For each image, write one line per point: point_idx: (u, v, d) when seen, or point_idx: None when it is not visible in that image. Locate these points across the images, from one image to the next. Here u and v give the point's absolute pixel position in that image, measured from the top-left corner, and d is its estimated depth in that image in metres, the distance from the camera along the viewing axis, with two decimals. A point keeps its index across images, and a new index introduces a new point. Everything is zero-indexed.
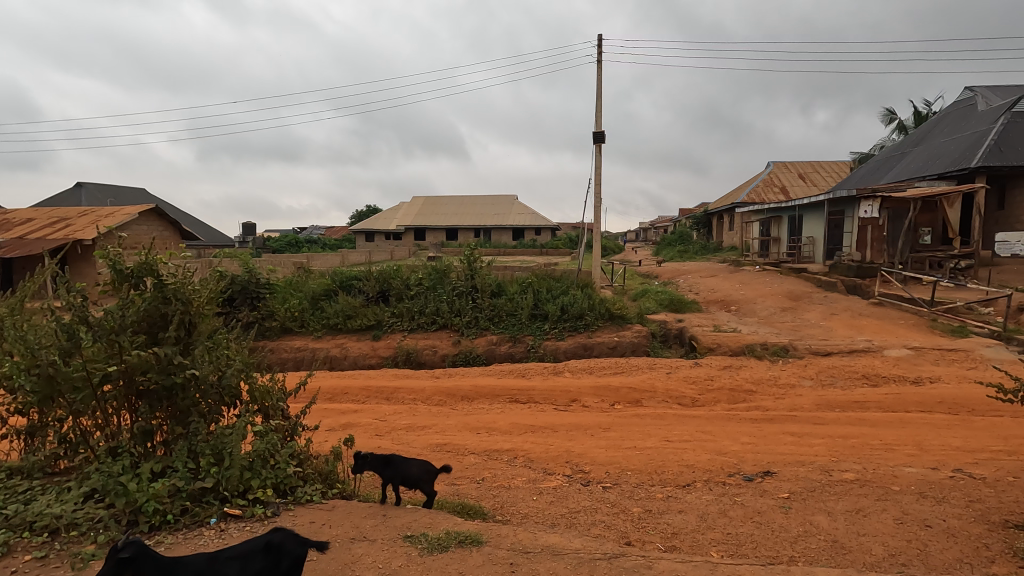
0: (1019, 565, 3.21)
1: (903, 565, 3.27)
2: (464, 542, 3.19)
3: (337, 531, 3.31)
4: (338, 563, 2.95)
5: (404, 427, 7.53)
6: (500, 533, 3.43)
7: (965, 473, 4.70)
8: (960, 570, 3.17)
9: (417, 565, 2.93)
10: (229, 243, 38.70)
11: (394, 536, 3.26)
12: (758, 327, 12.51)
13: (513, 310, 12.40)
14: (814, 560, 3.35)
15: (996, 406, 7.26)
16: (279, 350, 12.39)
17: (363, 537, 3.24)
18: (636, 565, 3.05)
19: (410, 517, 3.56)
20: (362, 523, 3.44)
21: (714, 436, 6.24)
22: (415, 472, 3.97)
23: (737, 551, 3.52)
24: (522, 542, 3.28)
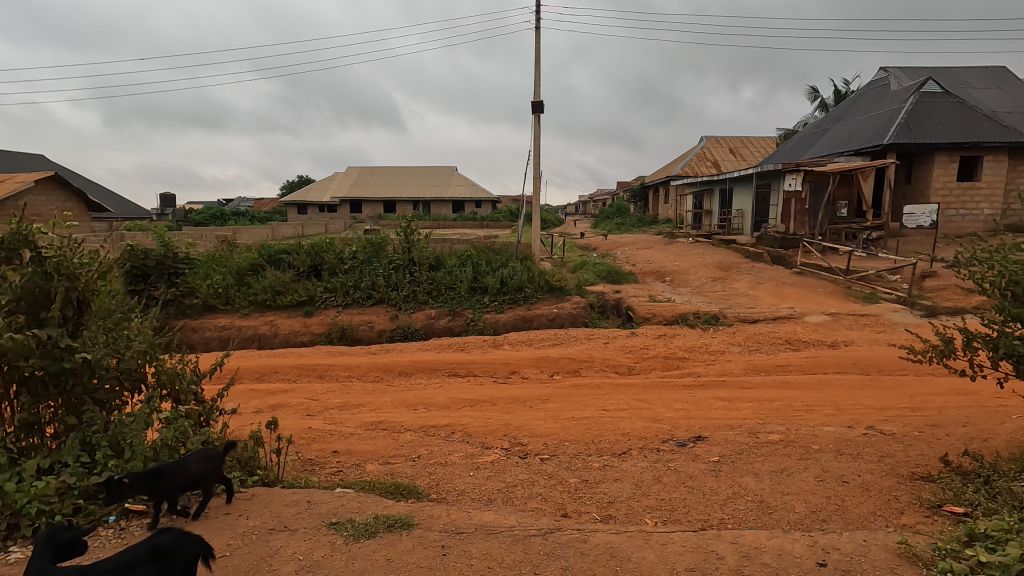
0: (926, 514, 3.42)
1: (823, 521, 3.40)
2: (393, 526, 3.03)
3: (253, 523, 3.06)
4: (252, 558, 2.72)
5: (338, 406, 7.23)
6: (433, 514, 3.30)
7: (876, 430, 4.99)
8: (874, 522, 3.34)
9: (341, 555, 2.75)
10: (146, 215, 36.00)
11: (317, 524, 3.04)
12: (691, 296, 12.91)
13: (452, 283, 12.14)
14: (743, 521, 3.44)
15: (902, 366, 7.82)
16: (202, 329, 11.65)
17: (282, 527, 3.01)
18: (570, 539, 2.99)
19: (336, 502, 3.35)
20: (283, 512, 3.19)
21: (649, 404, 6.36)
22: (195, 470, 3.06)
23: (669, 516, 3.57)
24: (455, 522, 3.16)
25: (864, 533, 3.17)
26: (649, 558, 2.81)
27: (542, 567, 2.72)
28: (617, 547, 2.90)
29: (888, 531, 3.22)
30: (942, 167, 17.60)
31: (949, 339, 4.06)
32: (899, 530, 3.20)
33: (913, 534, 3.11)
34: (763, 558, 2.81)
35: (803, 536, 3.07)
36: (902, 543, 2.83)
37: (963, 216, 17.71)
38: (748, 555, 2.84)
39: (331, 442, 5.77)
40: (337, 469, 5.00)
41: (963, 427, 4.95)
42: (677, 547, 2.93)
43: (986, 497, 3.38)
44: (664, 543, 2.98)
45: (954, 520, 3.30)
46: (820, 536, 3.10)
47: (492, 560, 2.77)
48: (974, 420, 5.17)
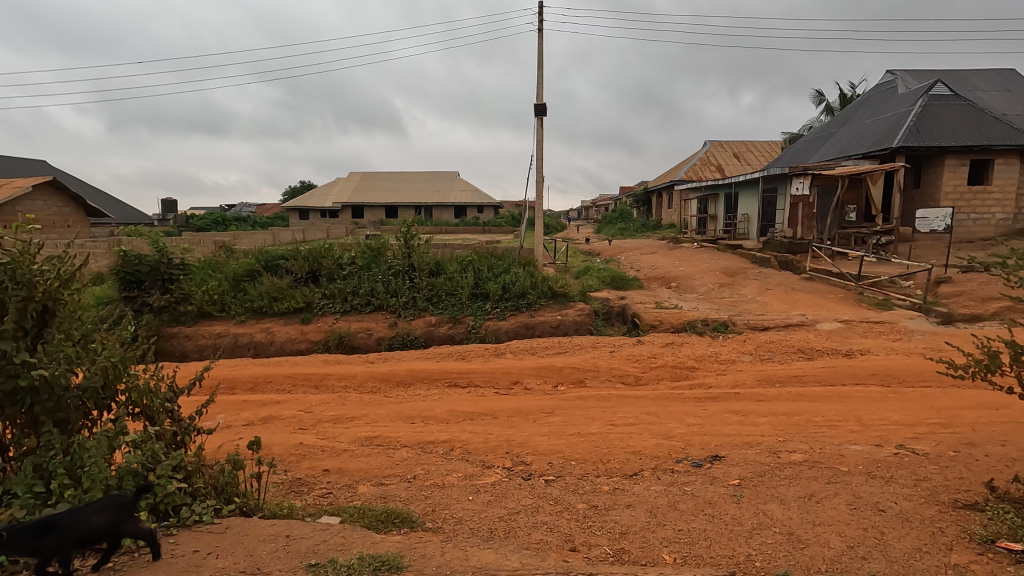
0: (977, 552, 3.06)
1: (862, 559, 3.05)
2: (380, 569, 2.69)
3: (222, 565, 2.71)
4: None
5: (331, 419, 6.88)
6: (425, 553, 2.95)
7: (908, 449, 4.63)
8: (920, 563, 2.98)
9: None
10: (147, 220, 35.83)
11: (294, 566, 2.71)
12: (698, 303, 12.55)
13: (453, 290, 11.80)
14: (773, 560, 3.08)
15: (923, 376, 7.45)
16: (196, 337, 11.33)
17: (255, 570, 2.67)
18: None
19: (318, 538, 3.01)
20: (257, 549, 2.87)
21: (660, 418, 6.00)
22: (98, 522, 2.58)
23: (691, 553, 3.20)
24: (450, 563, 2.82)
25: None
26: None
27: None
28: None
29: None
30: (952, 171, 17.25)
31: (994, 354, 3.69)
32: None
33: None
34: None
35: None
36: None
37: (974, 221, 17.34)
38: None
39: (322, 459, 5.42)
40: (327, 490, 4.65)
41: (1001, 447, 4.59)
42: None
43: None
44: None
45: (1012, 563, 2.94)
46: None
47: None
48: (1010, 438, 4.81)
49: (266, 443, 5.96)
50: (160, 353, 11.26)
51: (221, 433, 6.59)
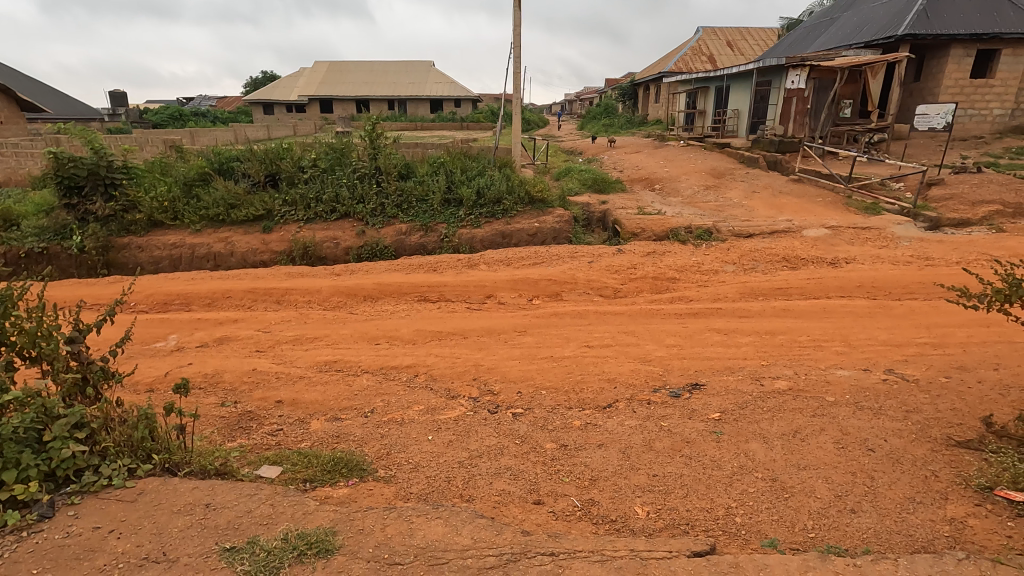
0: (973, 502, 3.08)
1: (851, 512, 3.05)
2: (305, 556, 2.48)
3: (122, 548, 2.50)
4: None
5: (290, 340, 6.42)
6: (373, 528, 2.70)
7: (897, 375, 4.62)
8: (911, 512, 3.02)
9: None
10: (94, 116, 32.86)
11: (206, 550, 2.51)
12: (682, 208, 11.91)
13: (424, 195, 10.85)
14: (755, 516, 3.04)
15: (910, 288, 7.17)
16: (150, 248, 10.24)
17: (158, 556, 2.47)
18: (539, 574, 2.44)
19: (241, 508, 2.78)
20: (166, 525, 2.65)
21: (638, 339, 5.69)
22: None
23: (674, 523, 3.00)
24: (390, 542, 2.60)
25: (897, 539, 2.83)
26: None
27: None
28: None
29: (927, 529, 2.89)
30: (956, 63, 16.06)
31: (1019, 282, 3.56)
32: (974, 558, 2.56)
33: (993, 567, 2.47)
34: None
35: (846, 568, 2.50)
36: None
37: (970, 117, 16.47)
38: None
39: (275, 388, 5.00)
40: (277, 426, 4.28)
41: (994, 371, 4.63)
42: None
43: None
44: None
45: (1012, 515, 2.94)
46: (837, 548, 2.74)
47: None
48: (1003, 362, 4.83)
49: (216, 371, 5.47)
50: (112, 265, 10.19)
51: (170, 358, 6.11)
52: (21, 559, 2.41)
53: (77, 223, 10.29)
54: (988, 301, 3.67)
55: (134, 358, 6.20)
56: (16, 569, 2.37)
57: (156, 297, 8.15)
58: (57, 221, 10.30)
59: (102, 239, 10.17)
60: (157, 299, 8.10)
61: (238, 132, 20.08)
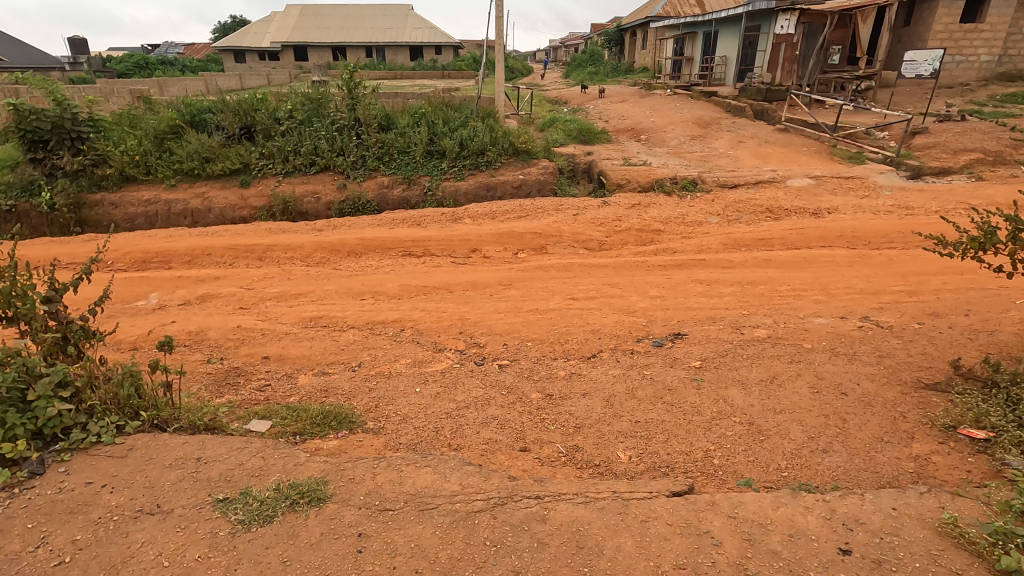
0: (939, 440, 3.24)
1: (823, 452, 3.19)
2: (298, 505, 2.55)
3: (115, 502, 2.55)
4: (96, 569, 2.24)
5: (274, 297, 6.37)
6: (363, 475, 2.79)
7: (872, 322, 4.75)
8: (880, 451, 3.17)
9: (223, 555, 2.30)
10: (54, 64, 31.08)
11: (199, 501, 2.56)
12: (668, 159, 11.80)
13: (406, 147, 10.58)
14: (731, 457, 3.17)
15: (889, 237, 7.27)
16: (124, 204, 9.94)
17: (153, 509, 2.52)
18: (525, 517, 2.54)
19: (232, 461, 2.83)
20: (158, 478, 2.69)
21: (622, 291, 5.74)
22: None
23: (655, 466, 3.12)
24: (381, 490, 2.68)
25: (864, 476, 2.98)
26: (625, 549, 2.36)
27: (487, 571, 2.26)
28: (584, 530, 2.46)
29: (894, 466, 3.05)
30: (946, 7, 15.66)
31: (994, 230, 3.62)
32: (934, 491, 2.72)
33: (952, 499, 2.63)
34: (771, 545, 2.38)
35: (815, 502, 2.64)
36: (947, 521, 2.42)
37: (958, 63, 16.30)
38: (752, 540, 2.40)
39: (261, 344, 5.00)
40: (265, 382, 4.31)
41: (965, 317, 4.77)
42: (661, 527, 2.48)
43: (1008, 420, 3.20)
44: (646, 520, 2.52)
45: (972, 452, 3.12)
46: (808, 485, 2.88)
47: (423, 558, 2.31)
48: (974, 308, 4.97)
49: (200, 328, 5.44)
50: (86, 223, 9.90)
51: (152, 316, 6.04)
52: (15, 514, 2.45)
53: (45, 179, 9.91)
54: (962, 249, 3.76)
55: (115, 317, 6.12)
56: (10, 523, 2.41)
57: (134, 256, 7.98)
58: (24, 176, 9.91)
59: (73, 195, 9.84)
60: (135, 257, 7.93)
61: (209, 82, 19.22)
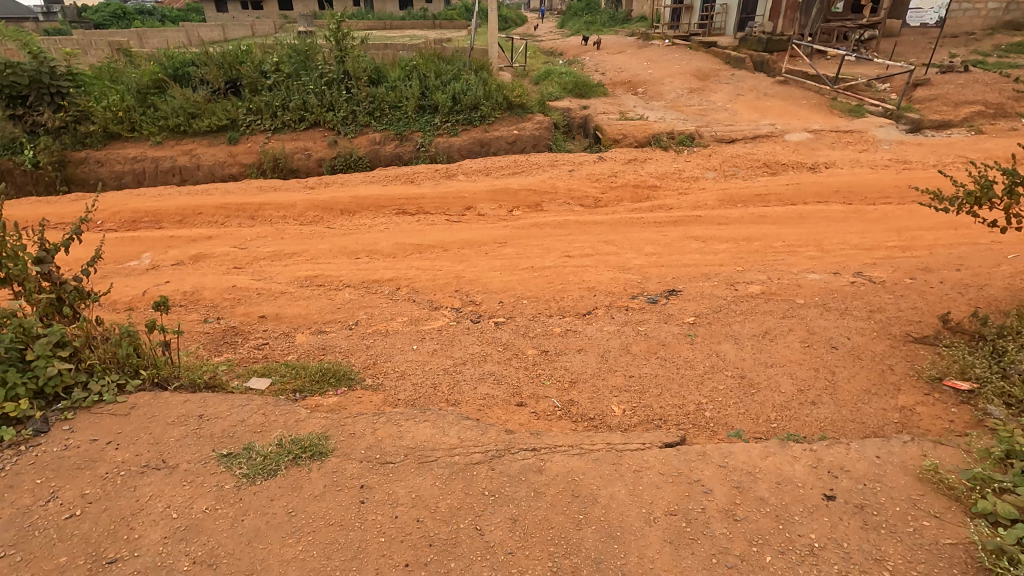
0: (924, 392, 3.33)
1: (813, 404, 3.28)
2: (300, 458, 2.62)
3: (121, 457, 2.60)
4: (107, 522, 2.31)
5: (268, 256, 6.33)
6: (363, 430, 2.85)
7: (865, 277, 4.79)
8: (867, 403, 3.26)
9: (230, 508, 2.37)
10: (26, 14, 29.72)
11: (204, 456, 2.62)
12: (665, 113, 11.57)
13: (397, 101, 10.29)
14: (723, 410, 3.26)
15: (885, 193, 7.25)
16: (110, 162, 9.73)
17: (159, 464, 2.58)
18: (523, 468, 2.62)
19: (235, 418, 2.88)
20: (163, 435, 2.74)
21: (618, 248, 5.73)
22: None
23: (649, 419, 3.21)
24: (381, 444, 2.74)
25: (851, 428, 3.07)
26: (619, 497, 2.45)
27: (486, 519, 2.35)
28: (579, 480, 2.54)
29: (880, 418, 3.14)
30: None
31: (990, 185, 3.61)
32: (918, 440, 2.81)
33: (935, 447, 2.72)
34: (758, 492, 2.47)
35: (803, 452, 2.72)
36: (928, 468, 2.51)
37: (964, 11, 15.82)
38: (740, 488, 2.50)
39: (257, 303, 5.01)
40: (262, 341, 4.33)
41: (957, 272, 4.81)
42: (654, 476, 2.56)
43: (993, 371, 3.27)
44: (639, 470, 2.60)
45: (956, 402, 3.21)
46: (797, 436, 2.97)
47: (424, 508, 2.39)
48: (966, 263, 5.00)
49: (195, 287, 5.43)
50: (72, 181, 9.70)
51: (146, 276, 6.01)
52: (24, 471, 2.51)
53: (26, 136, 9.64)
54: (958, 203, 3.75)
55: (109, 277, 6.09)
56: (20, 479, 2.47)
57: (123, 215, 7.86)
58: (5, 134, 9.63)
59: (57, 153, 9.60)
60: (125, 217, 7.82)
61: (190, 33, 18.46)
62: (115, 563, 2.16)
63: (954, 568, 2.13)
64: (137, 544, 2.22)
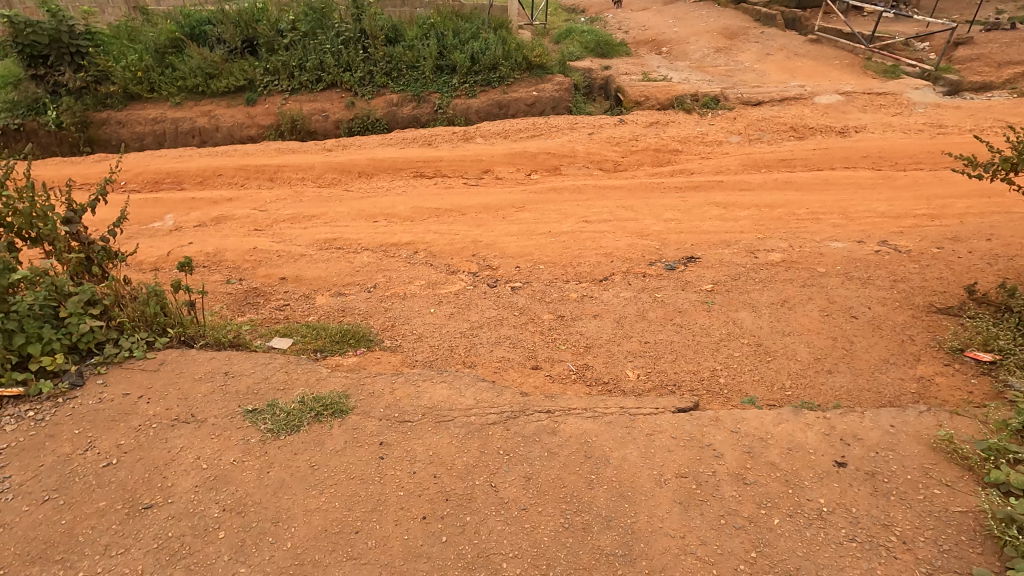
0: (943, 363, 3.29)
1: (829, 372, 3.27)
2: (322, 416, 2.71)
3: (152, 411, 2.72)
4: (142, 470, 2.44)
5: (287, 219, 6.38)
6: (380, 389, 2.93)
7: (890, 246, 4.68)
8: (885, 373, 3.24)
9: (256, 461, 2.47)
10: None
11: (230, 412, 2.73)
12: (690, 73, 11.21)
13: (415, 61, 10.09)
14: (737, 376, 3.27)
15: (916, 158, 7.00)
16: (131, 123, 9.79)
17: (188, 418, 2.69)
18: (536, 429, 2.67)
19: (259, 375, 2.98)
20: (191, 391, 2.85)
21: (636, 214, 5.66)
22: None
23: (662, 384, 3.24)
24: (400, 403, 2.82)
25: (866, 398, 3.07)
26: (631, 459, 2.50)
27: (501, 477, 2.42)
28: (592, 442, 2.59)
29: (897, 388, 3.13)
30: None
31: None
32: (934, 410, 2.79)
33: (951, 418, 2.70)
34: (770, 457, 2.50)
35: (816, 420, 2.73)
36: (943, 437, 2.51)
37: None
38: (751, 452, 2.53)
39: (278, 266, 5.08)
40: (283, 302, 4.42)
41: (987, 241, 4.68)
42: (666, 440, 2.60)
43: (1017, 344, 3.21)
44: (652, 434, 2.64)
45: (976, 373, 3.18)
46: (812, 405, 2.97)
47: (441, 465, 2.47)
48: (997, 233, 4.85)
49: (217, 249, 5.52)
50: (95, 143, 9.80)
51: (170, 238, 6.12)
52: (63, 421, 2.64)
53: (49, 97, 9.71)
54: (994, 170, 3.60)
55: (134, 238, 6.21)
56: (60, 429, 2.61)
57: (146, 176, 7.96)
58: (28, 94, 9.70)
59: (79, 113, 9.67)
60: (147, 178, 7.92)
61: None
62: (150, 509, 2.29)
63: (962, 535, 2.16)
64: (170, 492, 2.35)
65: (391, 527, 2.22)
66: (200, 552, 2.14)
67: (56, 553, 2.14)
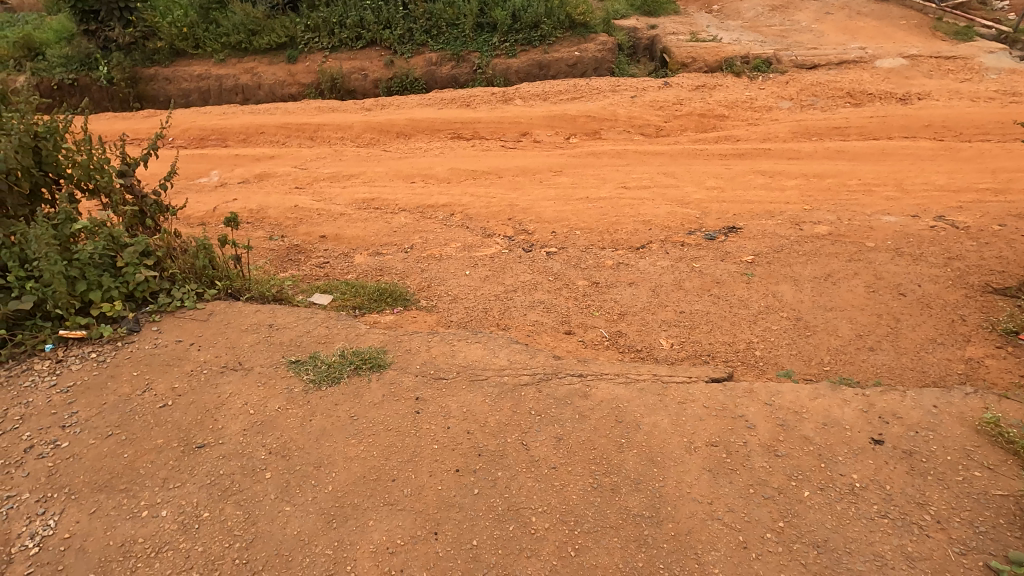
0: (994, 345, 3.17)
1: (871, 350, 3.18)
2: (361, 369, 2.80)
3: (203, 358, 2.87)
4: (195, 412, 2.59)
5: (327, 178, 6.47)
6: (416, 347, 3.01)
7: (947, 222, 4.45)
8: (930, 353, 3.14)
9: (299, 410, 2.59)
10: None
11: (275, 362, 2.85)
12: (741, 34, 10.66)
13: (455, 19, 9.87)
14: (774, 349, 3.23)
15: (984, 128, 6.56)
16: (177, 80, 9.96)
17: (236, 366, 2.83)
18: (568, 393, 2.70)
19: (302, 328, 3.09)
20: (239, 340, 2.98)
21: (677, 181, 5.51)
22: None
23: (696, 354, 3.22)
24: (435, 360, 2.89)
25: (909, 378, 2.99)
26: (662, 426, 2.52)
27: (532, 436, 2.48)
28: (624, 407, 2.62)
29: (942, 369, 3.04)
30: None
31: None
32: (982, 393, 2.70)
33: (998, 401, 2.62)
34: (803, 431, 2.48)
35: (854, 396, 2.68)
36: (988, 421, 2.44)
37: None
38: (785, 425, 2.51)
39: (318, 224, 5.18)
40: (323, 260, 4.52)
41: None
42: (698, 409, 2.61)
43: None
44: (683, 403, 2.64)
45: None
46: (851, 381, 2.91)
47: (474, 421, 2.54)
48: None
49: (260, 206, 5.66)
50: (144, 99, 10.04)
51: (215, 193, 6.31)
52: (123, 364, 2.82)
53: (100, 53, 9.95)
54: None
55: (182, 193, 6.42)
56: (120, 371, 2.78)
57: (192, 133, 8.15)
58: (81, 50, 9.96)
59: (129, 69, 9.89)
60: (193, 134, 8.11)
61: None
62: (203, 448, 2.44)
63: (999, 518, 2.12)
64: (221, 433, 2.49)
65: (426, 477, 2.32)
66: (249, 489, 2.28)
67: (121, 483, 2.32)
